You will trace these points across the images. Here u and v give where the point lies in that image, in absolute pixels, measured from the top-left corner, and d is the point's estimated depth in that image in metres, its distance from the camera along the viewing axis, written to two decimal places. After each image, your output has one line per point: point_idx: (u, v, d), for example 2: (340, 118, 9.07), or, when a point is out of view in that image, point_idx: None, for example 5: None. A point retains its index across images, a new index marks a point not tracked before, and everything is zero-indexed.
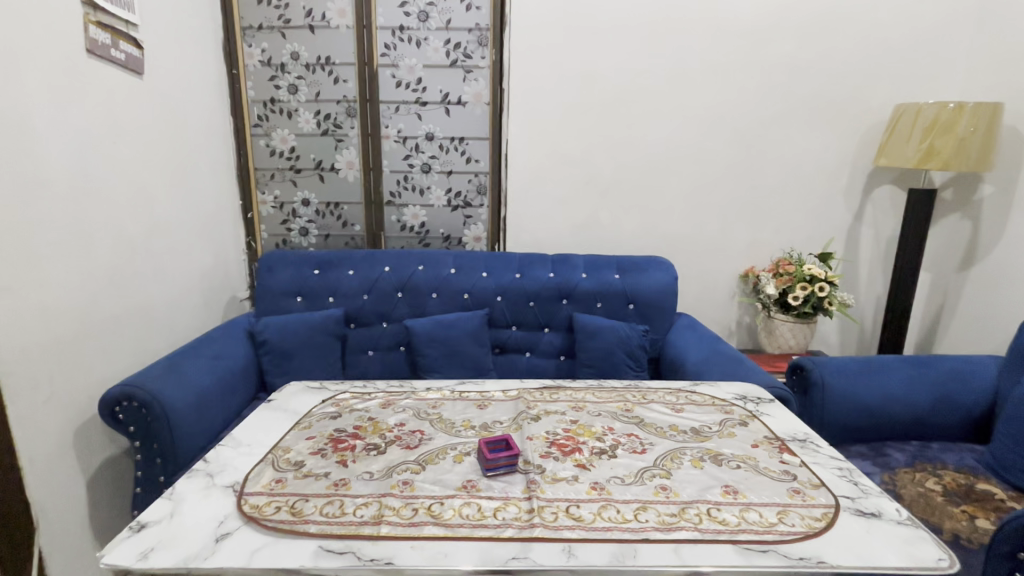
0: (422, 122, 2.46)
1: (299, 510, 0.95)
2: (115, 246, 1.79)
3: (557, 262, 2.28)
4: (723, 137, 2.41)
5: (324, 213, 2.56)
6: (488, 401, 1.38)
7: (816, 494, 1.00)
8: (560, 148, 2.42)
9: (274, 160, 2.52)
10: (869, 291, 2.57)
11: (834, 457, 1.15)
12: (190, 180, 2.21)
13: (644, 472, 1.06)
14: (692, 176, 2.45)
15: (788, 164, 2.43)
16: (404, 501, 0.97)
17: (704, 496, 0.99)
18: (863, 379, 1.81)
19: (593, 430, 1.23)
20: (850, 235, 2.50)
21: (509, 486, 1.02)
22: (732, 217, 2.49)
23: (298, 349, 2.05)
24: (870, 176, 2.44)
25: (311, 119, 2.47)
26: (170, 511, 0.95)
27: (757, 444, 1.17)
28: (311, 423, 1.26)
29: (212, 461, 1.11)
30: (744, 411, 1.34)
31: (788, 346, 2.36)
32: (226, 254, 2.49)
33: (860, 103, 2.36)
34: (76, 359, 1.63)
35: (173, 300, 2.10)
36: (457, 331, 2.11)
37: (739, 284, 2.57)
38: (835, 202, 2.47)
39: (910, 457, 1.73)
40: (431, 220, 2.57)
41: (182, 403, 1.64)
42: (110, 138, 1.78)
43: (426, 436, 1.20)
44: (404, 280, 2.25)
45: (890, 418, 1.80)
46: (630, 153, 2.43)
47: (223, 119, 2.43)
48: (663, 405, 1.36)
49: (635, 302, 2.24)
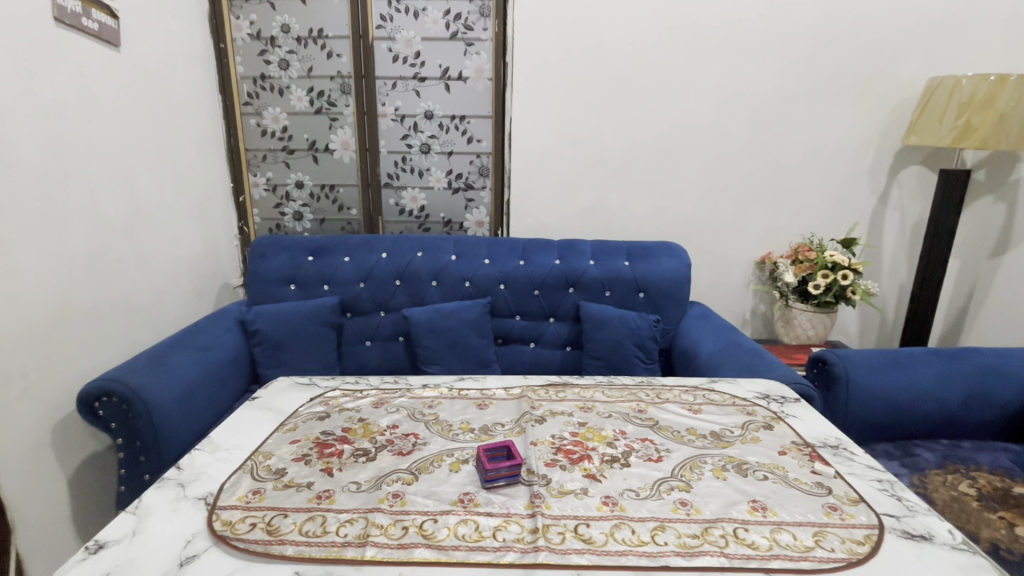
0: (421, 100, 2.32)
1: (275, 528, 0.85)
2: (93, 232, 1.69)
3: (564, 249, 2.16)
4: (740, 115, 2.25)
5: (318, 196, 2.44)
6: (489, 401, 1.27)
7: (856, 512, 0.88)
8: (566, 126, 2.28)
9: (265, 141, 2.39)
10: (893, 279, 2.43)
11: (871, 466, 1.03)
12: (175, 161, 2.09)
13: (661, 485, 0.95)
14: (708, 157, 2.30)
15: (810, 143, 2.28)
16: (393, 519, 0.87)
17: (729, 514, 0.88)
18: (890, 374, 1.69)
19: (604, 434, 1.12)
20: (875, 220, 2.36)
21: (511, 501, 0.91)
22: (749, 201, 2.35)
23: (291, 340, 1.96)
24: (898, 155, 2.28)
25: (304, 96, 2.33)
26: (132, 529, 0.85)
27: (784, 451, 1.07)
28: (296, 425, 1.16)
29: (185, 468, 1.01)
30: (768, 412, 1.23)
31: (806, 337, 2.24)
32: (217, 239, 2.38)
33: (889, 78, 2.20)
34: (52, 351, 1.53)
35: (160, 288, 1.99)
36: (457, 320, 2.00)
37: (755, 271, 2.44)
38: (859, 184, 2.32)
39: (939, 457, 1.63)
40: (431, 204, 2.45)
41: (165, 398, 1.54)
42: (84, 116, 1.66)
43: (421, 440, 1.10)
44: (402, 267, 2.14)
45: (919, 415, 1.68)
46: (641, 131, 2.28)
47: (210, 97, 2.30)
48: (679, 405, 1.25)
49: (646, 290, 2.12)
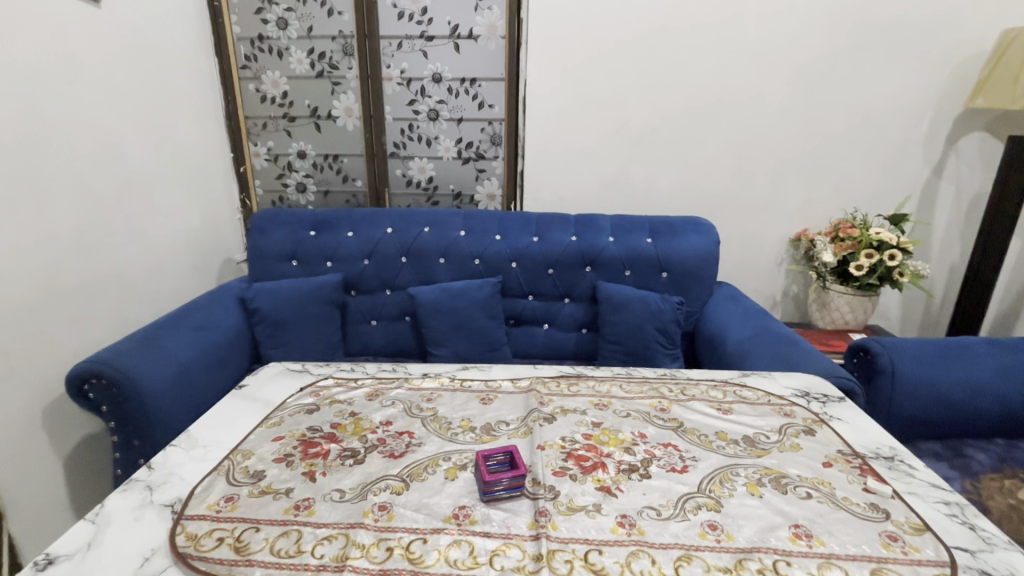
0: (429, 61, 2.14)
1: (244, 546, 0.75)
2: (79, 206, 1.59)
3: (581, 224, 2.01)
4: (779, 76, 2.03)
5: (322, 167, 2.31)
6: (494, 395, 1.15)
7: (921, 545, 0.75)
8: (586, 89, 2.08)
9: (265, 107, 2.26)
10: (943, 259, 2.21)
11: (934, 484, 0.89)
12: (169, 129, 1.97)
13: (685, 502, 0.83)
14: (741, 125, 2.09)
15: (857, 108, 2.05)
16: (377, 537, 0.76)
17: (768, 542, 0.75)
18: (943, 367, 1.51)
19: (620, 437, 0.99)
20: (927, 193, 2.13)
21: (512, 519, 0.80)
22: (786, 172, 2.14)
23: (292, 319, 1.86)
24: (958, 121, 2.03)
25: (304, 59, 2.18)
26: (88, 541, 0.76)
27: (830, 463, 0.92)
28: (282, 419, 1.06)
29: (157, 468, 0.92)
30: (809, 413, 1.08)
31: (844, 322, 2.05)
32: (218, 212, 2.28)
33: (953, 32, 1.94)
34: (38, 330, 1.46)
35: (156, 263, 1.91)
36: (466, 300, 1.87)
37: (789, 250, 2.24)
38: (910, 154, 2.09)
39: (995, 460, 1.46)
40: (440, 175, 2.30)
41: (158, 381, 1.46)
42: (64, 79, 1.54)
43: (415, 441, 0.99)
44: (408, 243, 2.01)
45: (974, 413, 1.51)
46: (668, 96, 2.08)
47: (205, 59, 2.15)
48: (707, 404, 1.11)
49: (668, 270, 1.95)
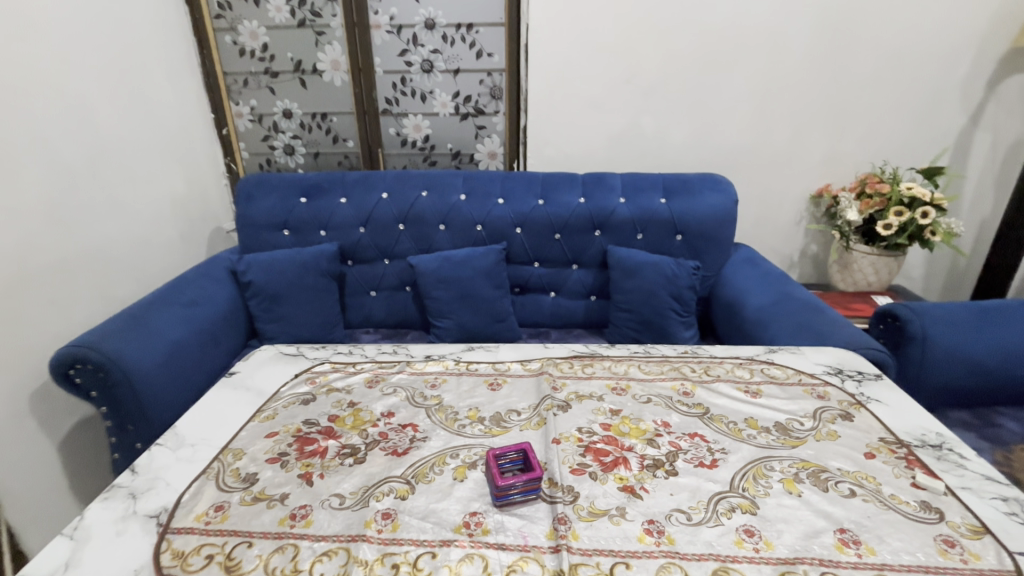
0: (420, 6, 1.94)
1: (235, 565, 0.68)
2: (49, 179, 1.46)
3: (590, 185, 1.87)
4: (810, 14, 1.82)
5: (310, 127, 2.15)
6: (503, 379, 1.07)
7: (981, 551, 0.68)
8: (593, 34, 1.89)
9: (244, 62, 2.07)
10: (974, 214, 2.08)
11: (988, 477, 0.82)
12: (141, 88, 1.80)
13: (717, 502, 0.76)
14: (764, 71, 1.91)
15: (894, 49, 1.86)
16: (381, 551, 0.70)
17: (812, 551, 0.69)
18: (976, 333, 1.42)
19: (642, 427, 0.91)
20: (961, 144, 1.97)
21: (529, 527, 0.73)
22: (811, 123, 1.98)
23: (287, 292, 1.76)
24: (1003, 62, 1.85)
25: (283, 6, 1.98)
26: (66, 561, 0.70)
27: (873, 453, 0.85)
28: (275, 412, 0.99)
29: (140, 473, 0.85)
30: (844, 395, 1.00)
31: (866, 284, 1.95)
32: (203, 178, 2.13)
33: None
34: (15, 315, 1.37)
35: (139, 236, 1.79)
36: (470, 269, 1.76)
37: (810, 207, 2.11)
38: (948, 100, 1.91)
39: None
40: (437, 133, 2.14)
41: (148, 362, 1.37)
42: (14, 34, 1.36)
43: (420, 435, 0.91)
44: (405, 208, 1.88)
45: (1008, 381, 1.43)
46: (684, 40, 1.88)
47: (174, 8, 1.95)
48: (734, 387, 1.03)
49: (684, 232, 1.83)
